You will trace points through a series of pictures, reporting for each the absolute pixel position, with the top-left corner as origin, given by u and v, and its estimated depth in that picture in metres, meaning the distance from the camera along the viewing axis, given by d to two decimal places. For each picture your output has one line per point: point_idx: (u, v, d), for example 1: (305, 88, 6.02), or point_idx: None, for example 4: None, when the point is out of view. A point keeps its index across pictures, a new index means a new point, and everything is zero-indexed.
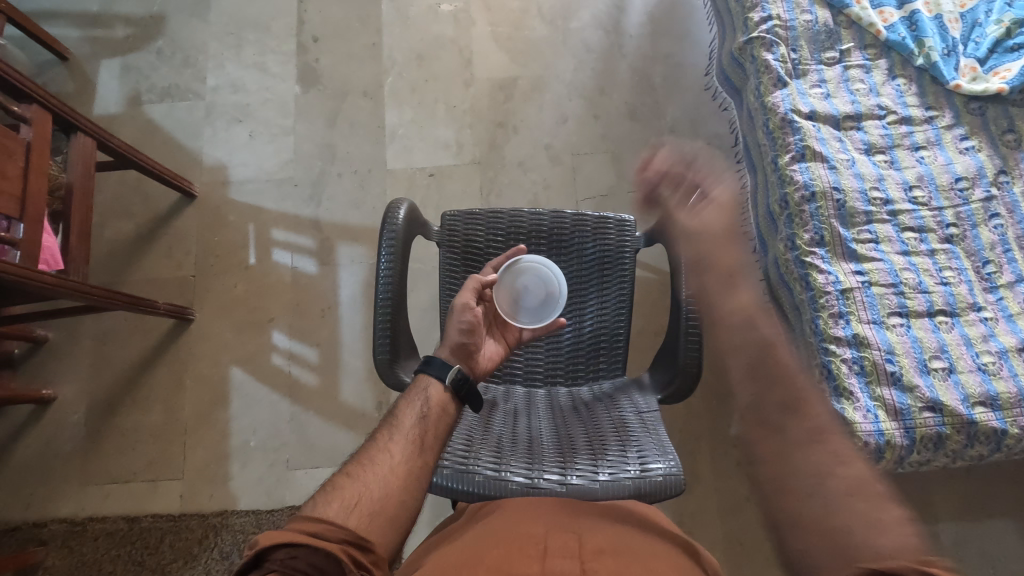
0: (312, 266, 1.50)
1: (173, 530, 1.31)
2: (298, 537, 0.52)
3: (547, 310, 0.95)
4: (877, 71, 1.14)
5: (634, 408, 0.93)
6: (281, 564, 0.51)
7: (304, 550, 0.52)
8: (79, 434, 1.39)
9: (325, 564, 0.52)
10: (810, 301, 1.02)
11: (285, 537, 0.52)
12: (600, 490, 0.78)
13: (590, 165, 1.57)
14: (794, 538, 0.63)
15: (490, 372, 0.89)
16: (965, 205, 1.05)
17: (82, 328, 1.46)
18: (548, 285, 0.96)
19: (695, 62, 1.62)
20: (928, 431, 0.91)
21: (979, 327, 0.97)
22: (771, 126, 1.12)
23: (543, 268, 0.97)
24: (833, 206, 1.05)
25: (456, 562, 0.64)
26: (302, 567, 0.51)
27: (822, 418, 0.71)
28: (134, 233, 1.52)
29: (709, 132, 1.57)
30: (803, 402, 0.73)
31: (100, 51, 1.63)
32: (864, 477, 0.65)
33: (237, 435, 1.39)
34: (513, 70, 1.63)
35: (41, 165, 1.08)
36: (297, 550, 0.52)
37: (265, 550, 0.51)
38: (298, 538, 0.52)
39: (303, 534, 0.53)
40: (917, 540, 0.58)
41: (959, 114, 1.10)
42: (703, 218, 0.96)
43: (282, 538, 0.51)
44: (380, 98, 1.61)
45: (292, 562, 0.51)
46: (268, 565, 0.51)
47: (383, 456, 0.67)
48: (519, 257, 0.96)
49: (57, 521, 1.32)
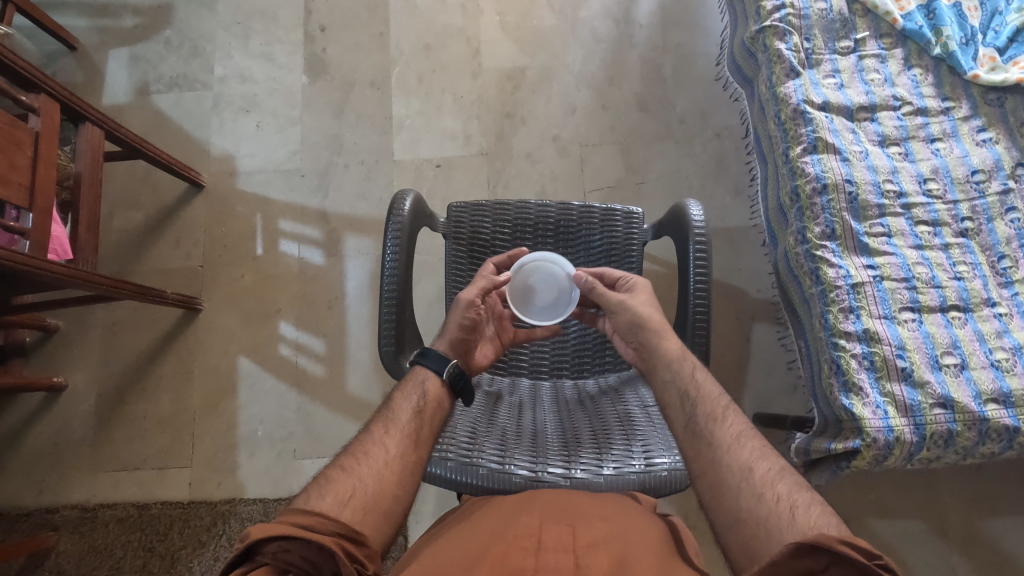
0: (319, 257, 1.50)
1: (182, 517, 1.33)
2: (292, 531, 0.51)
3: (561, 305, 0.94)
4: (893, 61, 1.12)
5: (639, 401, 0.93)
6: (274, 557, 0.51)
7: (297, 544, 0.51)
8: (90, 422, 1.40)
9: (318, 558, 0.51)
10: (819, 296, 1.01)
11: (277, 530, 0.51)
12: (604, 483, 0.79)
13: (598, 157, 1.55)
14: (732, 538, 0.60)
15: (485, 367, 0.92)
16: (980, 199, 1.02)
17: (93, 317, 1.47)
18: (556, 280, 0.94)
19: (707, 52, 1.60)
20: (938, 428, 0.90)
21: (993, 323, 0.95)
22: (782, 117, 1.11)
23: (552, 263, 0.95)
24: (845, 199, 1.03)
25: (446, 555, 0.62)
26: (295, 560, 0.51)
27: (741, 425, 0.70)
28: (143, 222, 1.53)
29: (720, 123, 1.55)
30: (724, 413, 0.72)
31: (109, 41, 1.63)
32: (782, 468, 0.64)
33: (244, 424, 1.40)
34: (521, 59, 1.62)
35: (50, 155, 1.08)
36: (290, 544, 0.51)
37: (257, 543, 0.51)
38: (290, 532, 0.51)
39: (296, 527, 0.53)
40: (832, 516, 0.57)
41: (976, 105, 1.07)
42: (625, 302, 0.87)
43: (274, 532, 0.51)
44: (387, 88, 1.60)
45: (284, 555, 0.51)
46: (260, 558, 0.51)
47: (377, 450, 0.67)
48: (522, 261, 0.95)
49: (69, 507, 1.34)
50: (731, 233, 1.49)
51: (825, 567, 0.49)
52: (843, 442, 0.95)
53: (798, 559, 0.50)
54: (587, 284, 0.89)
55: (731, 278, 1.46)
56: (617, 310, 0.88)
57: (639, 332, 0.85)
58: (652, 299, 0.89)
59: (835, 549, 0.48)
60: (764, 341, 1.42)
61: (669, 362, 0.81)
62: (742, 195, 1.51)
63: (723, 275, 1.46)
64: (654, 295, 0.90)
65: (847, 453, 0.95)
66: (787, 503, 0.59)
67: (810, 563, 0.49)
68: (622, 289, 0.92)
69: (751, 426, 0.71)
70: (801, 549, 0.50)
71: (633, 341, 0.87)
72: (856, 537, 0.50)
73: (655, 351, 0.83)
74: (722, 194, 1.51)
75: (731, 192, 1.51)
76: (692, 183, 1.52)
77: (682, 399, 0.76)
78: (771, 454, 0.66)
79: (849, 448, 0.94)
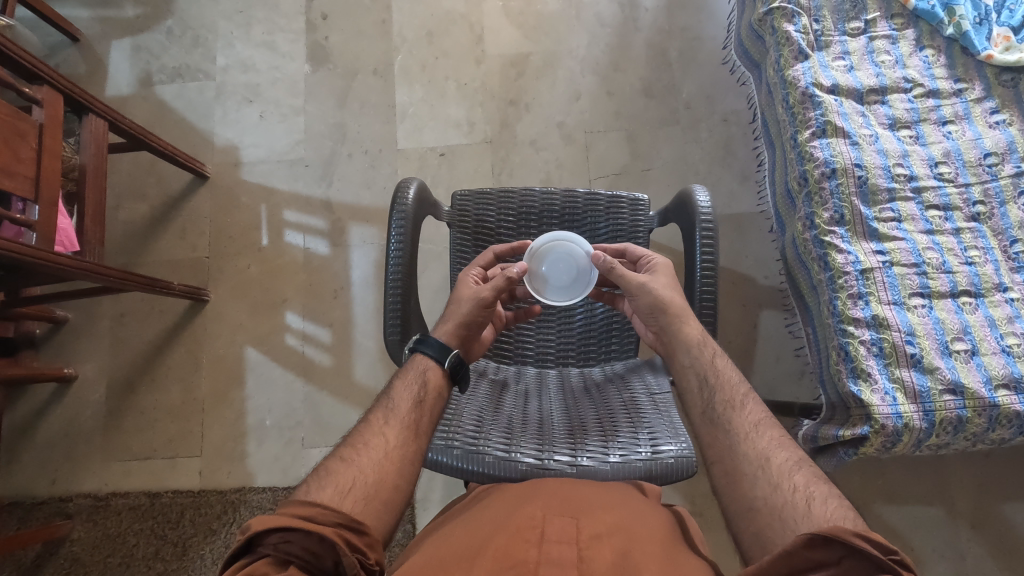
0: (324, 247, 1.50)
1: (193, 505, 1.34)
2: (292, 522, 0.52)
3: (580, 283, 0.96)
4: (904, 42, 1.10)
5: (646, 388, 0.93)
6: (275, 548, 0.51)
7: (298, 535, 0.52)
8: (101, 412, 1.42)
9: (319, 549, 0.52)
10: (827, 282, 1.00)
11: (277, 522, 0.52)
12: (610, 470, 0.79)
13: (603, 143, 1.54)
14: (745, 527, 0.60)
15: (482, 354, 0.94)
16: (993, 181, 1.01)
17: (101, 309, 1.48)
18: (574, 259, 0.96)
19: (713, 35, 1.57)
20: (948, 415, 0.89)
21: (1004, 308, 0.94)
22: (790, 101, 1.09)
23: (568, 242, 0.96)
24: (854, 183, 1.02)
25: (451, 546, 0.62)
26: (296, 551, 0.51)
27: (761, 413, 0.70)
28: (149, 214, 1.53)
29: (726, 108, 1.53)
30: (743, 401, 0.72)
31: (111, 31, 1.62)
32: (800, 459, 0.63)
33: (252, 414, 1.41)
34: (525, 45, 1.60)
35: (55, 146, 1.08)
36: (290, 535, 0.52)
37: (258, 534, 0.52)
38: (290, 523, 0.52)
39: (296, 518, 0.53)
40: (850, 510, 0.56)
41: (990, 86, 1.05)
42: (646, 285, 0.86)
43: (275, 524, 0.51)
44: (390, 76, 1.59)
45: (285, 546, 0.51)
46: (261, 549, 0.52)
47: (377, 440, 0.67)
48: (536, 245, 0.97)
49: (82, 495, 1.36)
50: (738, 219, 1.47)
51: (838, 559, 0.48)
52: (852, 429, 0.95)
53: (810, 550, 0.49)
54: (606, 264, 0.89)
55: (738, 265, 1.45)
56: (639, 292, 0.87)
57: (660, 314, 0.85)
58: (673, 279, 0.89)
59: (850, 542, 0.48)
60: (771, 328, 1.41)
61: (689, 348, 0.81)
62: (749, 181, 1.49)
63: (730, 261, 1.45)
64: (675, 276, 0.90)
65: (855, 440, 0.95)
66: (803, 494, 0.59)
67: (825, 555, 0.49)
68: (644, 268, 0.92)
69: (771, 415, 0.70)
70: (815, 540, 0.49)
71: (653, 324, 0.87)
72: (869, 531, 0.50)
73: (676, 335, 0.83)
74: (729, 179, 1.50)
75: (738, 177, 1.50)
76: (699, 169, 1.51)
77: (702, 384, 0.76)
78: (791, 445, 0.66)
79: (857, 435, 0.94)
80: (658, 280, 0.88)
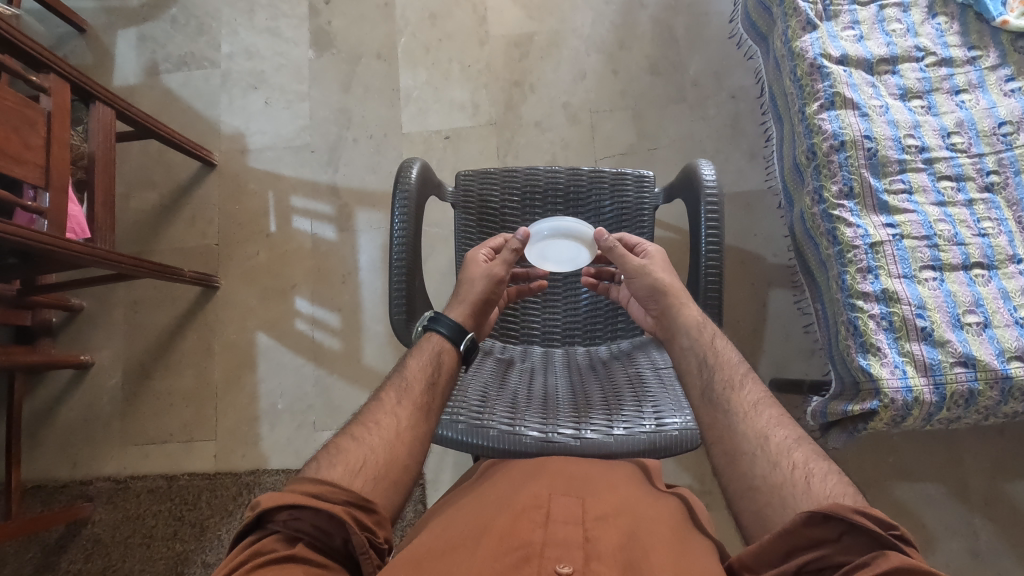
0: (331, 232, 1.51)
1: (209, 487, 1.37)
2: (302, 500, 0.53)
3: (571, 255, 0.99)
4: (916, 10, 1.07)
5: (651, 364, 0.93)
6: (284, 525, 0.53)
7: (307, 512, 0.53)
8: (118, 398, 1.45)
9: (329, 526, 0.53)
10: (837, 256, 0.98)
11: (285, 499, 0.53)
12: (615, 443, 0.79)
13: (610, 123, 1.52)
14: (744, 505, 0.60)
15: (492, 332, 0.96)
16: (1008, 151, 0.98)
17: (115, 296, 1.50)
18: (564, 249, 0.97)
19: (720, 9, 1.54)
20: (959, 387, 0.89)
21: (1018, 280, 0.93)
22: (798, 73, 1.07)
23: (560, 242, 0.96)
24: (864, 155, 1.00)
25: (452, 527, 0.62)
26: (306, 528, 0.52)
27: (760, 392, 0.70)
28: (159, 202, 1.55)
29: (734, 84, 1.51)
30: (742, 380, 0.72)
31: (117, 21, 1.63)
32: (799, 437, 0.63)
33: (264, 398, 1.43)
34: (530, 25, 1.58)
35: (63, 134, 1.09)
36: (298, 512, 0.52)
37: (267, 511, 0.52)
38: (300, 501, 0.52)
39: (304, 496, 0.54)
40: (849, 486, 0.56)
41: (1005, 53, 1.02)
42: (644, 267, 0.88)
43: (283, 502, 0.52)
44: (394, 60, 1.58)
45: (295, 523, 0.52)
46: (271, 525, 0.53)
47: (388, 420, 0.67)
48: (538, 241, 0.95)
49: (102, 479, 1.40)
50: (746, 197, 1.45)
51: (838, 536, 0.48)
52: (860, 403, 0.94)
53: (810, 527, 0.50)
54: (606, 244, 0.90)
55: (746, 243, 1.43)
56: (635, 275, 0.89)
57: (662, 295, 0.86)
58: (669, 268, 0.89)
59: (849, 519, 0.48)
60: (780, 305, 1.40)
61: (689, 330, 0.81)
62: (757, 157, 1.47)
63: (738, 240, 1.44)
64: (669, 263, 0.90)
65: (864, 415, 0.94)
66: (803, 471, 0.58)
67: (824, 532, 0.49)
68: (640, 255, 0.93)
69: (771, 394, 0.70)
70: (815, 517, 0.50)
71: (655, 307, 0.88)
72: (869, 506, 0.50)
73: (678, 317, 0.83)
74: (737, 157, 1.48)
75: (746, 155, 1.48)
76: (706, 147, 1.49)
77: (702, 362, 0.76)
78: (790, 423, 0.65)
79: (866, 410, 0.93)
80: (651, 266, 0.89)
